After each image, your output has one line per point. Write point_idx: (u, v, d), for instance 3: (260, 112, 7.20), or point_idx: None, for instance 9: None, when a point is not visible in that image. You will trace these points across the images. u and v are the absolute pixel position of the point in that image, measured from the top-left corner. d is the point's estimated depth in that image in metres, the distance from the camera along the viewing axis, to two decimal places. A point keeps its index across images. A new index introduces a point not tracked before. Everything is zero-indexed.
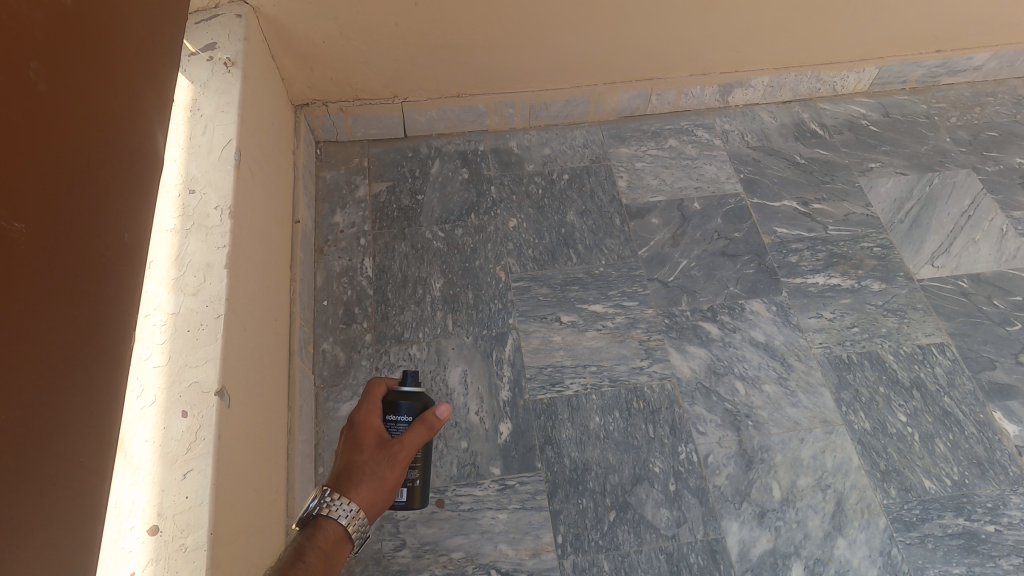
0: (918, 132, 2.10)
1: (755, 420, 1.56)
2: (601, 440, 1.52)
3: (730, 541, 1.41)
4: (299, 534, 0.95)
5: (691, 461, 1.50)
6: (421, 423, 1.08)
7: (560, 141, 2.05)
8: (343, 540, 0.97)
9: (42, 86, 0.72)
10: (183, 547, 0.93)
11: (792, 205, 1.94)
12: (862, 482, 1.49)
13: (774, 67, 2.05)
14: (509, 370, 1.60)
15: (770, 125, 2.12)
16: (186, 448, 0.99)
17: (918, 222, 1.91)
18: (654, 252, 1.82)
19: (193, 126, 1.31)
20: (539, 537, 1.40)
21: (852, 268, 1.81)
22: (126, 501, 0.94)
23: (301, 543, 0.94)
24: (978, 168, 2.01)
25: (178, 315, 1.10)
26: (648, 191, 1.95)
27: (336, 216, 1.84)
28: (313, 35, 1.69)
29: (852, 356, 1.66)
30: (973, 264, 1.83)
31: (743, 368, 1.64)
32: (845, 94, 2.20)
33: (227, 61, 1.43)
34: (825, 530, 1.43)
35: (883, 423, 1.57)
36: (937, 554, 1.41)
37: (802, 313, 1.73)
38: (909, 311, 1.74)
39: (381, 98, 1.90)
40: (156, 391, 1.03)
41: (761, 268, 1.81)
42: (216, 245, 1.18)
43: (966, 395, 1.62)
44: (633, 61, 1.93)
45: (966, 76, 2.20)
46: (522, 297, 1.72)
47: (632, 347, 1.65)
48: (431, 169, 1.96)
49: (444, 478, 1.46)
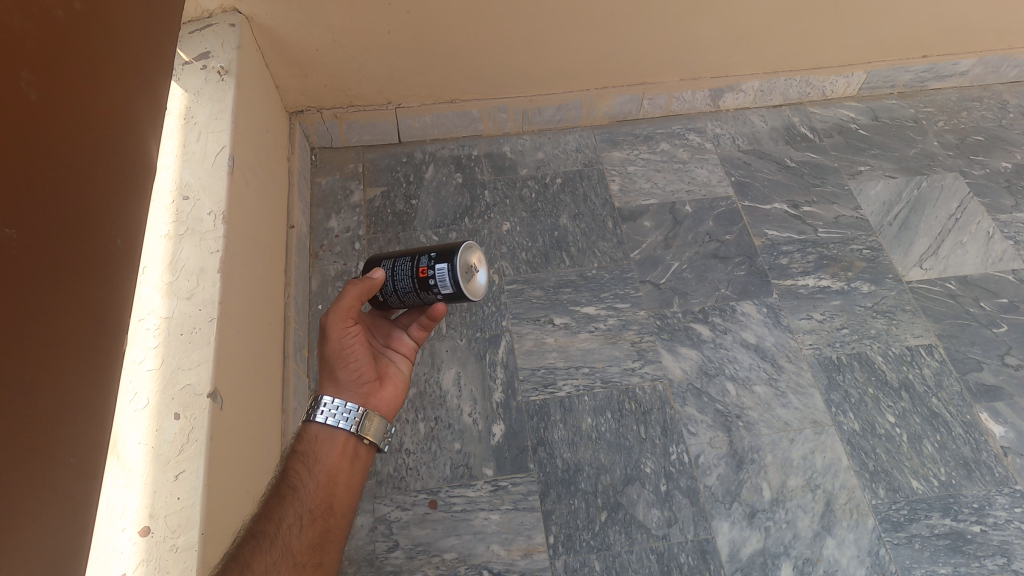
0: (907, 136, 2.13)
1: (746, 421, 1.57)
2: (594, 441, 1.53)
3: (720, 541, 1.42)
4: (293, 441, 1.01)
5: (682, 462, 1.51)
6: (350, 284, 1.05)
7: (553, 144, 2.06)
8: (326, 435, 1.00)
9: (34, 96, 0.72)
10: (175, 547, 0.93)
11: (783, 208, 1.96)
12: (851, 482, 1.50)
13: (764, 72, 2.08)
14: (503, 372, 1.62)
15: (761, 128, 2.14)
16: (179, 450, 1.00)
17: (907, 225, 1.93)
18: (646, 254, 1.84)
19: (187, 132, 1.32)
20: (531, 537, 1.41)
21: (842, 270, 1.83)
22: (119, 502, 0.95)
23: (291, 447, 1.00)
24: (966, 172, 2.04)
25: (172, 319, 1.11)
26: (641, 194, 1.96)
27: (331, 220, 1.85)
28: (307, 43, 1.71)
29: (842, 358, 1.68)
30: (961, 267, 1.85)
31: (735, 369, 1.65)
32: (835, 98, 2.22)
33: (220, 69, 1.44)
34: (814, 530, 1.44)
35: (871, 424, 1.59)
36: (924, 554, 1.42)
37: (793, 315, 1.75)
38: (898, 312, 1.76)
39: (375, 104, 1.91)
40: (149, 394, 1.04)
41: (752, 271, 1.82)
42: (210, 251, 1.19)
43: (953, 397, 1.63)
44: (625, 66, 1.95)
45: (953, 81, 2.23)
46: (515, 300, 1.73)
47: (624, 348, 1.67)
48: (426, 173, 1.97)
49: (438, 479, 1.47)
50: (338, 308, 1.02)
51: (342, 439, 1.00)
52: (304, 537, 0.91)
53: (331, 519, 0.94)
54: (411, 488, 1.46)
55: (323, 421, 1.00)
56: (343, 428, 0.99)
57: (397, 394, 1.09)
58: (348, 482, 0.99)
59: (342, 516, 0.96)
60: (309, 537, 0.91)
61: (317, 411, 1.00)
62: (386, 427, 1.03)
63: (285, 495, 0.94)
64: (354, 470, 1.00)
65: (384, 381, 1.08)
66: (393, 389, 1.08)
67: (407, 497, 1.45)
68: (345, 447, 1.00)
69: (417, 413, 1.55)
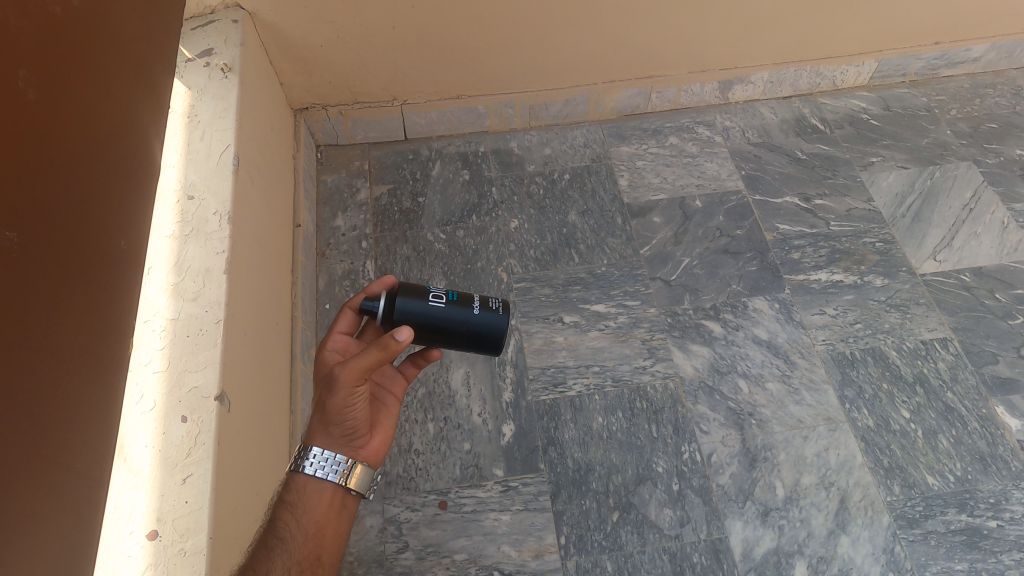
0: (920, 126, 2.09)
1: (758, 419, 1.56)
2: (604, 441, 1.52)
3: (734, 541, 1.40)
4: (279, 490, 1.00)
5: (694, 461, 1.50)
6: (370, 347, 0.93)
7: (560, 140, 2.04)
8: (315, 484, 0.98)
9: (34, 95, 0.71)
10: (184, 552, 0.93)
11: (794, 202, 1.93)
12: (866, 479, 1.48)
13: (773, 62, 2.05)
14: (511, 372, 1.60)
15: (771, 121, 2.11)
16: (186, 453, 0.99)
17: (921, 216, 1.89)
18: (655, 251, 1.82)
19: (191, 131, 1.31)
20: (542, 538, 1.40)
21: (854, 264, 1.80)
22: (125, 505, 0.94)
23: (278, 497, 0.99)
24: (980, 161, 2.00)
25: (177, 321, 1.10)
26: (650, 189, 1.94)
27: (338, 219, 1.84)
28: (310, 38, 1.69)
29: (855, 353, 1.66)
30: (976, 258, 1.82)
31: (747, 366, 1.63)
32: (846, 88, 2.19)
33: (224, 66, 1.42)
34: (829, 528, 1.42)
35: (886, 419, 1.56)
36: (941, 550, 1.40)
37: (805, 311, 1.72)
38: (912, 306, 1.73)
39: (380, 100, 1.90)
40: (156, 397, 1.03)
41: (763, 266, 1.80)
42: (215, 251, 1.19)
43: (969, 390, 1.61)
44: (633, 59, 1.93)
45: (967, 67, 2.18)
46: (524, 298, 1.72)
47: (634, 347, 1.65)
48: (432, 170, 1.95)
49: (447, 480, 1.47)
50: (354, 367, 0.94)
51: (330, 490, 0.99)
52: None
53: (318, 570, 0.95)
54: (421, 489, 1.45)
55: (311, 473, 0.98)
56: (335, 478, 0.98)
57: (385, 441, 1.07)
58: (335, 534, 0.98)
59: (329, 565, 0.96)
60: None
61: (305, 462, 0.98)
62: (372, 476, 1.02)
63: (275, 546, 0.94)
64: (340, 521, 0.99)
65: (373, 428, 1.06)
66: (381, 436, 1.06)
67: (417, 498, 1.44)
68: (333, 497, 0.99)
69: (426, 413, 1.54)
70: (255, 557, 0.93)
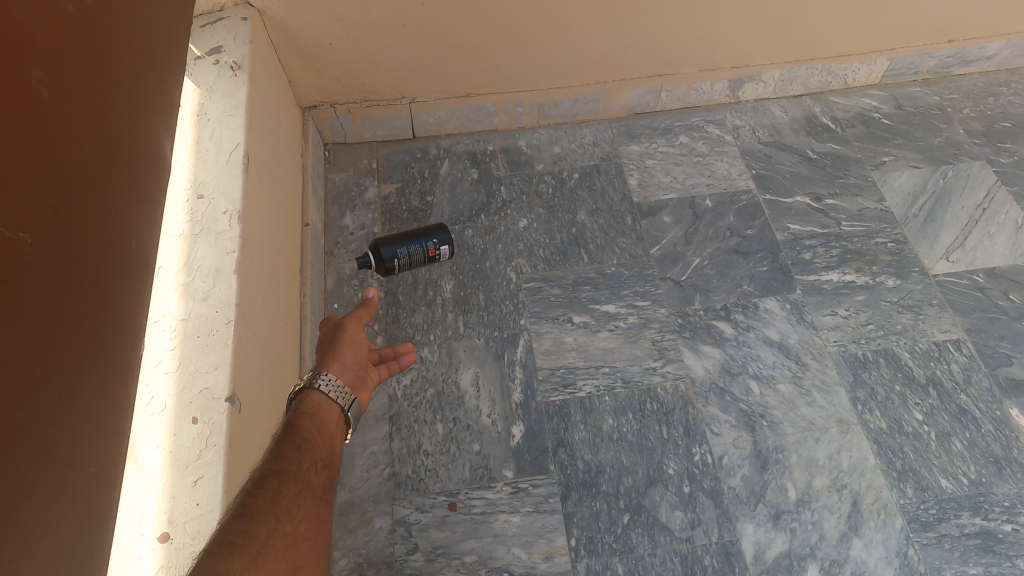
0: (933, 125, 2.07)
1: (770, 421, 1.55)
2: (615, 442, 1.51)
3: (745, 543, 1.39)
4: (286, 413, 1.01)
5: (705, 463, 1.49)
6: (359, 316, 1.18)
7: (569, 138, 2.03)
8: (325, 403, 1.03)
9: (46, 95, 0.70)
10: (195, 554, 0.92)
11: (805, 202, 1.91)
12: (879, 481, 1.47)
13: (785, 61, 2.03)
14: (521, 372, 1.59)
15: (781, 120, 2.09)
16: (197, 455, 0.99)
17: (933, 216, 1.88)
18: (665, 251, 1.81)
19: (200, 130, 1.31)
20: (553, 540, 1.39)
21: (866, 265, 1.79)
22: (137, 508, 0.94)
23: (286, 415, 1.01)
24: (993, 160, 1.98)
25: (188, 321, 1.10)
26: (659, 188, 1.93)
27: (346, 218, 1.83)
28: (320, 36, 1.68)
29: (868, 354, 1.64)
30: (989, 259, 1.80)
31: (758, 367, 1.62)
32: (857, 87, 2.17)
33: (233, 64, 1.42)
34: (841, 531, 1.41)
35: (899, 422, 1.55)
36: (955, 554, 1.39)
37: (817, 311, 1.71)
38: (924, 307, 1.72)
39: (389, 99, 1.89)
40: (167, 398, 1.03)
41: (774, 266, 1.78)
42: (225, 251, 1.18)
43: (983, 392, 1.59)
44: (643, 57, 1.91)
45: (981, 65, 2.16)
46: (533, 298, 1.71)
47: (645, 348, 1.64)
48: (440, 169, 1.94)
49: (457, 481, 1.46)
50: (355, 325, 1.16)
51: (337, 412, 1.04)
52: (318, 477, 0.92)
53: (331, 473, 0.95)
54: (431, 490, 1.45)
55: (324, 391, 1.04)
56: (343, 398, 1.05)
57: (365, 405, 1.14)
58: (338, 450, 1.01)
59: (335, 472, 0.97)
60: (319, 483, 0.91)
61: (318, 382, 1.04)
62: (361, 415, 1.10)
63: (301, 443, 0.94)
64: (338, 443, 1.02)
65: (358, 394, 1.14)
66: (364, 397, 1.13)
67: (426, 499, 1.44)
68: (338, 420, 1.04)
69: (435, 414, 1.53)
70: (279, 446, 0.92)
